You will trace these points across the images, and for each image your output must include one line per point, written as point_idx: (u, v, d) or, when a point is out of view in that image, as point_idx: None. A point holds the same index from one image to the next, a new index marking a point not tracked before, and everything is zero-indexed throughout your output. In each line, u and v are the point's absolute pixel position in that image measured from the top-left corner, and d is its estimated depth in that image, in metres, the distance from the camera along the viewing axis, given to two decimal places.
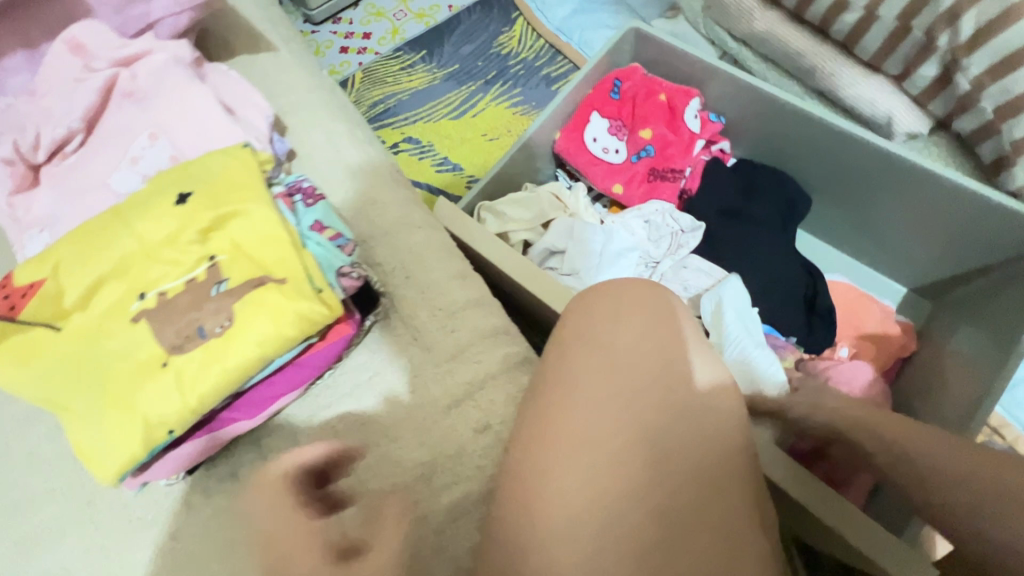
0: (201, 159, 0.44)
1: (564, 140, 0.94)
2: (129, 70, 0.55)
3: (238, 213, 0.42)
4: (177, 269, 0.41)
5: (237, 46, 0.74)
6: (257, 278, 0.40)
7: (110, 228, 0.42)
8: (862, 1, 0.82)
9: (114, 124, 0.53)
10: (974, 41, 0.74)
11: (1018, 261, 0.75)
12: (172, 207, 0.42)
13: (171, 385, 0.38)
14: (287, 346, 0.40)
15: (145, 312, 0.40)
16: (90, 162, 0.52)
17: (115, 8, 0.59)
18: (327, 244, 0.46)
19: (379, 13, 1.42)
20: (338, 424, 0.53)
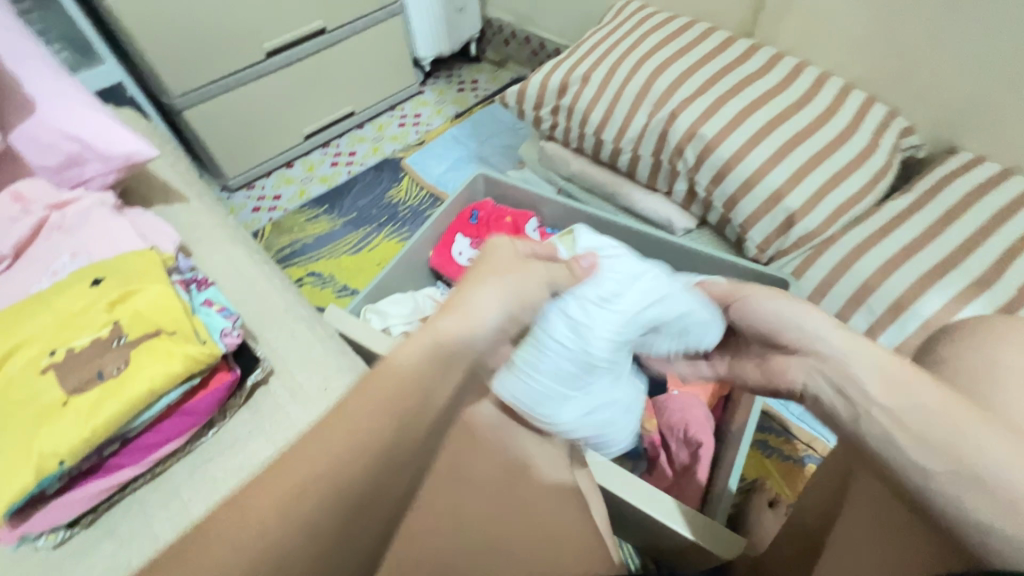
0: (117, 258, 0.60)
1: (437, 257, 1.18)
2: (60, 212, 0.71)
3: (141, 289, 0.56)
4: (84, 330, 0.52)
5: (154, 198, 0.93)
6: (153, 331, 0.53)
7: (28, 308, 0.54)
8: (629, 147, 1.19)
9: (41, 249, 0.67)
10: (698, 164, 1.09)
11: None
12: (86, 288, 0.55)
13: (68, 418, 0.48)
14: (174, 382, 0.52)
15: (53, 364, 0.51)
16: (16, 278, 0.65)
17: (56, 172, 0.78)
18: (215, 313, 0.60)
19: (288, 180, 1.71)
20: (216, 474, 0.60)
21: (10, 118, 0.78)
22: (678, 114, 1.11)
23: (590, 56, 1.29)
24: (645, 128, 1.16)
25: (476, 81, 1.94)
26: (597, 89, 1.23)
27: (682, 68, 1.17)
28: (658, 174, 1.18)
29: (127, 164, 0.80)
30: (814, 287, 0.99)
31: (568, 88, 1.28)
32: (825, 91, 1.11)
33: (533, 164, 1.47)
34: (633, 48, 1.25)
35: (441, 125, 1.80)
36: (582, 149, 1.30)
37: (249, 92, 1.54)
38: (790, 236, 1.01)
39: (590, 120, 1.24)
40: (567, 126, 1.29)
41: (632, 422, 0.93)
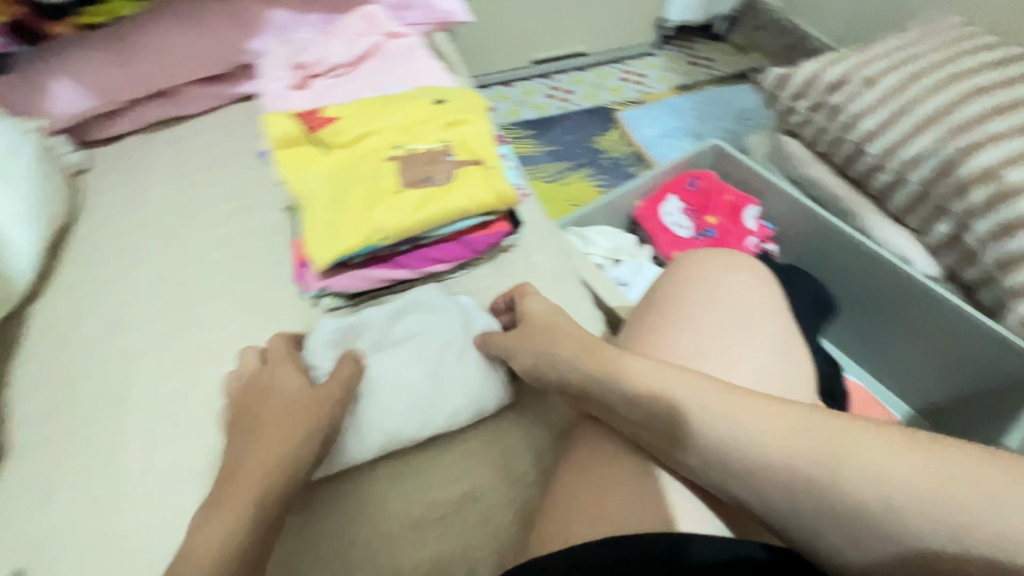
0: (448, 89, 0.65)
1: (643, 208, 1.18)
2: (393, 41, 0.78)
3: (468, 123, 0.61)
4: (423, 139, 0.58)
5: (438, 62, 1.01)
6: (475, 161, 0.58)
7: (385, 103, 0.60)
8: (895, 167, 1.07)
9: (374, 68, 0.76)
10: (981, 209, 0.95)
11: (1014, 389, 0.89)
12: (430, 104, 0.61)
13: (399, 205, 0.54)
14: (481, 210, 0.56)
15: (397, 156, 0.56)
16: (351, 84, 0.74)
17: (390, 8, 0.85)
18: (509, 168, 0.64)
19: (505, 97, 1.78)
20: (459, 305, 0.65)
21: None
22: (982, 148, 0.97)
23: (884, 60, 1.16)
24: (925, 153, 1.03)
25: (711, 60, 1.89)
26: (882, 96, 1.12)
27: (1006, 99, 1.01)
28: (920, 206, 1.05)
29: (444, 21, 0.86)
30: None
31: (843, 87, 1.17)
32: None
33: (758, 156, 1.39)
34: (940, 65, 1.11)
35: (665, 92, 1.79)
36: (831, 155, 1.19)
37: None
38: None
39: (857, 127, 1.13)
40: (825, 124, 1.18)
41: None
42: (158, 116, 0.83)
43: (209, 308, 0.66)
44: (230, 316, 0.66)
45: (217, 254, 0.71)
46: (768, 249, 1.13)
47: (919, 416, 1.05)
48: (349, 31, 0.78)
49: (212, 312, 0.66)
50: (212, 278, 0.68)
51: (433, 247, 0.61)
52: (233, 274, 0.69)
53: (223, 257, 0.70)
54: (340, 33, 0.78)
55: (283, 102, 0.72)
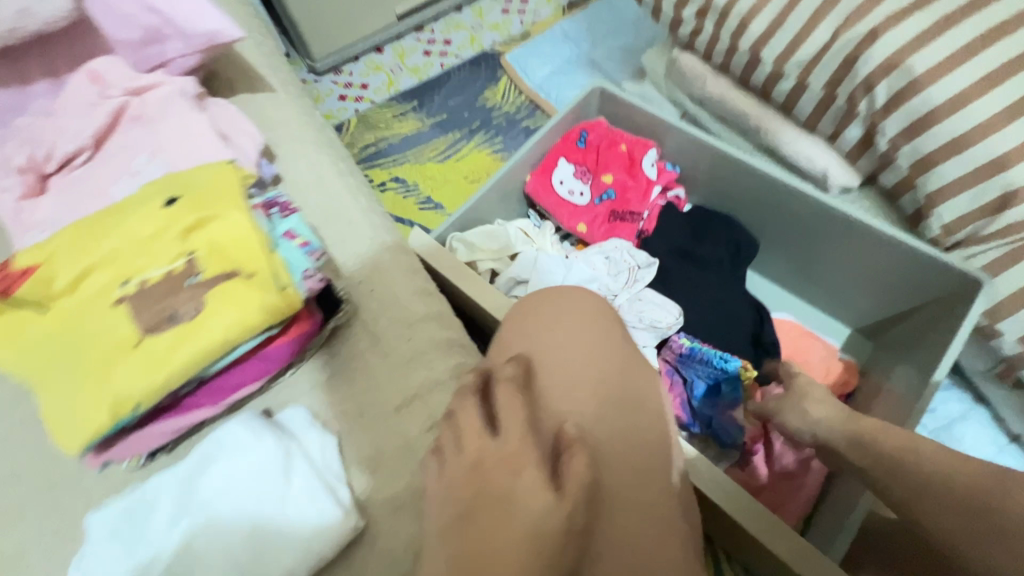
0: (191, 170, 0.51)
1: (533, 182, 1.04)
2: (138, 99, 0.62)
3: (217, 217, 0.48)
4: (157, 261, 0.46)
5: (239, 85, 0.84)
6: (229, 272, 0.46)
7: (105, 221, 0.47)
8: (794, 73, 0.93)
9: (121, 144, 0.60)
10: (888, 107, 0.84)
11: (944, 301, 0.83)
12: (160, 208, 0.48)
13: (141, 362, 0.43)
14: (251, 333, 0.45)
15: (126, 297, 0.45)
16: (95, 175, 0.59)
17: (133, 48, 0.67)
18: (296, 248, 0.53)
19: (377, 67, 1.56)
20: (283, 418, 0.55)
21: None
22: (881, 34, 0.84)
23: None
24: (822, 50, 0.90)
25: None
26: None
27: None
28: (827, 112, 0.93)
29: (208, 46, 0.69)
30: (1012, 292, 0.78)
31: None
32: None
33: (657, 79, 1.23)
34: None
35: (551, 17, 1.57)
36: (727, 67, 1.05)
37: None
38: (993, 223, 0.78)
39: (748, 31, 0.97)
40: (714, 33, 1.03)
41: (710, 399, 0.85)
42: None
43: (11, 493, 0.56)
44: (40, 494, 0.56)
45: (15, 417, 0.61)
46: (675, 197, 1.03)
47: (858, 336, 1.00)
48: (78, 101, 0.61)
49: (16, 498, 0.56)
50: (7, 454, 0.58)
51: (225, 374, 0.50)
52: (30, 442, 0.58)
53: (16, 423, 0.59)
54: (67, 106, 0.61)
55: (15, 221, 0.57)
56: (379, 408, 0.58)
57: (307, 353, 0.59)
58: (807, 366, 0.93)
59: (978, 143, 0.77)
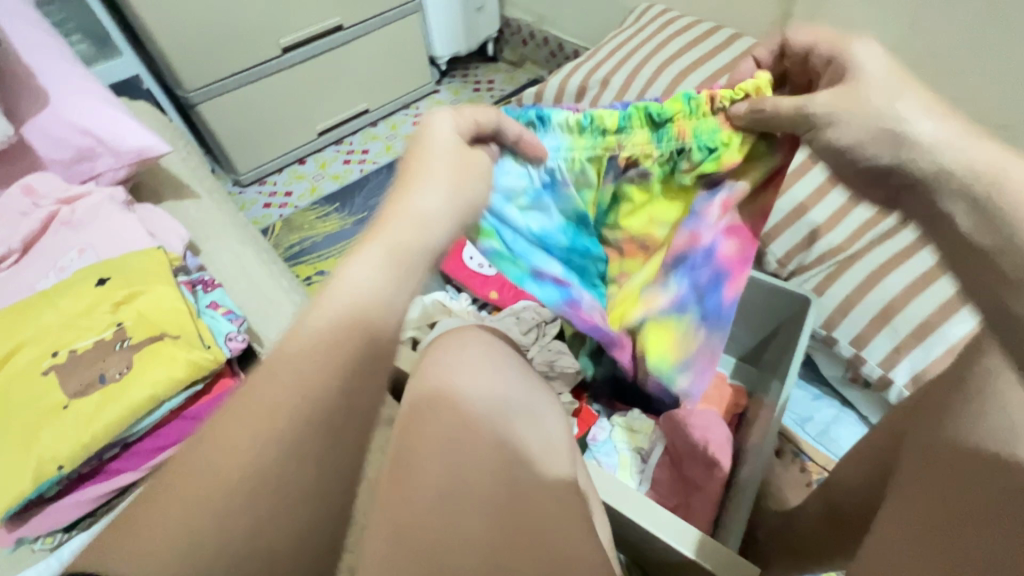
0: (122, 257, 0.62)
1: (447, 260, 1.18)
2: (70, 206, 0.69)
3: (146, 292, 0.58)
4: (88, 333, 0.55)
5: (166, 193, 0.93)
6: (156, 334, 0.55)
7: (39, 308, 0.57)
8: None
9: (50, 245, 0.66)
10: None
11: (792, 320, 0.99)
12: (93, 289, 0.58)
13: (66, 422, 0.50)
14: (176, 389, 0.54)
15: (53, 366, 0.53)
16: (23, 273, 0.64)
17: (65, 165, 0.76)
18: (221, 316, 0.62)
19: (300, 177, 1.71)
20: None
21: (20, 110, 0.75)
22: None
23: (609, 61, 1.26)
24: None
25: (492, 83, 1.96)
26: (617, 94, 1.21)
27: (707, 74, 1.14)
28: None
29: (138, 159, 0.78)
30: (836, 305, 0.96)
31: (586, 93, 1.26)
32: None
33: None
34: (652, 55, 1.23)
35: None
36: None
37: (266, 87, 1.53)
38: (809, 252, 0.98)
39: None
40: None
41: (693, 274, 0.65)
42: None
43: None
44: None
45: None
46: None
47: (742, 362, 1.14)
48: (11, 211, 0.68)
49: None
50: None
51: (151, 436, 0.57)
52: None
53: None
54: None
55: None
56: None
57: None
58: (701, 394, 1.05)
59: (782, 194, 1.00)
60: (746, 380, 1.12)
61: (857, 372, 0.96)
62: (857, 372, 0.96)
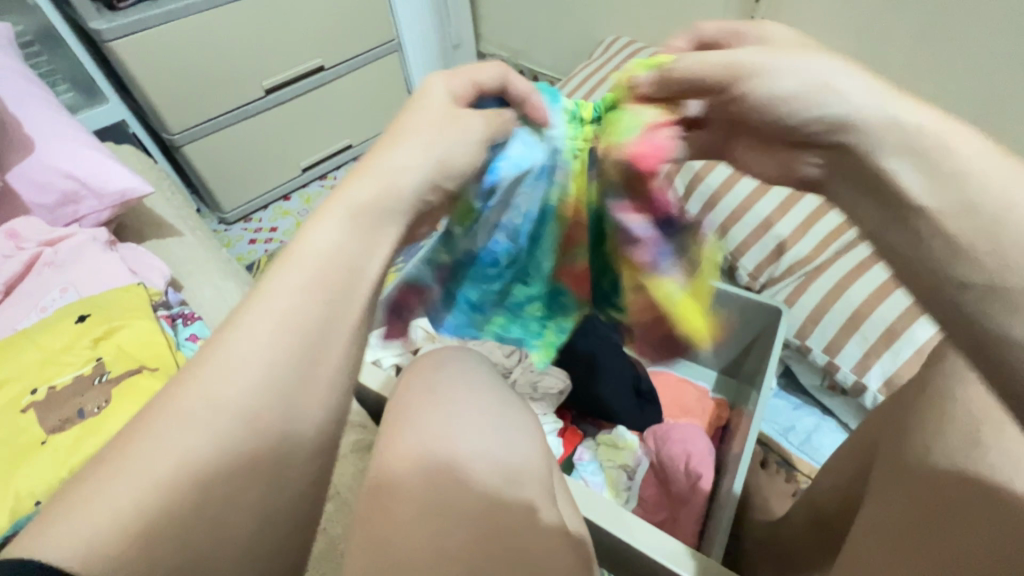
0: (100, 295, 0.65)
1: None
2: (52, 248, 0.71)
3: (126, 328, 0.61)
4: (69, 369, 0.58)
5: (149, 232, 0.95)
6: (134, 368, 0.58)
7: (19, 347, 0.59)
8: None
9: (32, 286, 0.68)
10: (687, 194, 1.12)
11: (766, 331, 1.02)
12: (74, 327, 0.61)
13: (45, 457, 0.52)
14: None
15: (33, 403, 0.56)
16: (3, 315, 0.66)
17: (50, 209, 0.78)
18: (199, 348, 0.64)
19: (286, 212, 1.74)
20: None
21: (6, 157, 0.78)
22: None
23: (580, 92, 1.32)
24: None
25: None
26: None
27: None
28: None
29: (121, 200, 0.81)
30: (806, 315, 0.99)
31: None
32: None
33: None
34: None
35: None
36: None
37: (251, 127, 1.58)
38: (778, 265, 1.02)
39: None
40: None
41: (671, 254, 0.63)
42: None
43: None
44: None
45: None
46: None
47: (722, 375, 1.16)
48: None
49: None
50: None
51: None
52: None
53: None
54: None
55: None
56: None
57: None
58: (683, 409, 1.07)
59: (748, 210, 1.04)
60: (727, 393, 1.14)
61: (833, 378, 0.98)
62: (833, 379, 0.98)
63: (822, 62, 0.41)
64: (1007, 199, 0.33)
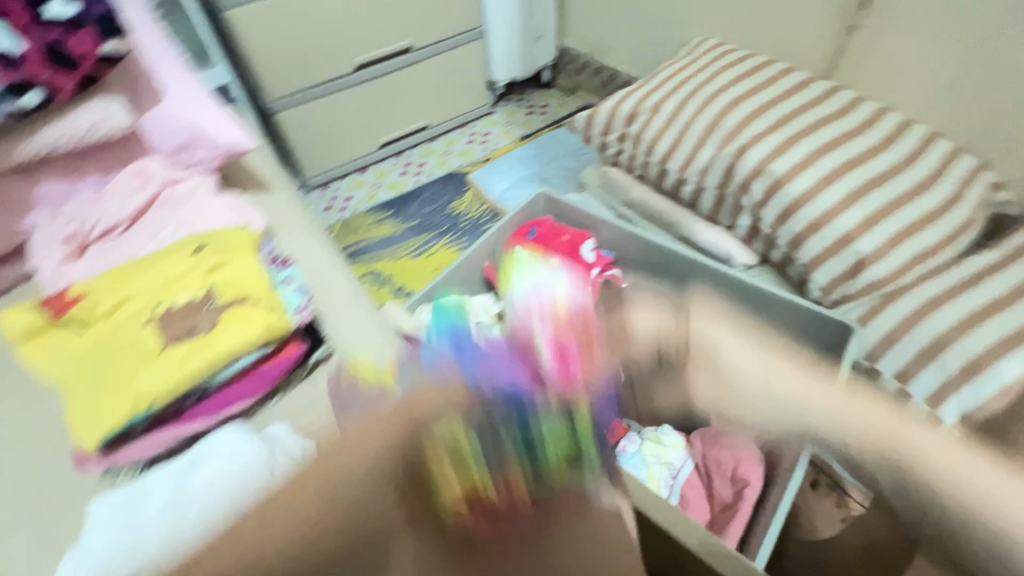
0: (216, 231, 0.72)
1: (492, 266, 1.23)
2: (172, 188, 0.80)
3: (234, 263, 0.67)
4: (184, 292, 0.65)
5: (246, 185, 1.03)
6: (240, 299, 0.64)
7: (146, 269, 0.67)
8: (694, 179, 1.19)
9: (152, 220, 0.76)
10: (764, 200, 1.09)
11: (833, 348, 0.99)
12: (188, 256, 0.68)
13: (160, 366, 0.59)
14: (253, 346, 0.62)
15: (154, 317, 0.63)
16: (125, 243, 0.73)
17: (170, 154, 0.86)
18: (293, 290, 0.69)
19: (360, 184, 1.82)
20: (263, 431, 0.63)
21: (142, 104, 0.88)
22: (748, 149, 1.11)
23: (661, 89, 1.31)
24: (711, 161, 1.16)
25: (545, 107, 2.04)
26: (666, 120, 1.25)
27: (756, 104, 1.16)
28: (722, 207, 1.17)
29: (229, 153, 0.88)
30: (880, 336, 0.95)
31: (637, 117, 1.31)
32: (906, 136, 1.08)
33: (594, 188, 1.47)
34: (704, 84, 1.27)
35: (508, 145, 1.89)
36: (646, 177, 1.31)
37: (338, 100, 1.67)
38: (856, 281, 0.98)
39: (656, 150, 1.25)
40: (633, 153, 1.30)
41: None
42: None
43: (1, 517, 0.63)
44: (28, 522, 0.63)
45: (18, 457, 0.68)
46: (612, 275, 1.22)
47: None
48: (126, 187, 0.79)
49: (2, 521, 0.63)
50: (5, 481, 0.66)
51: (224, 389, 0.63)
52: (45, 465, 0.67)
53: (27, 450, 0.68)
54: (112, 195, 0.78)
55: (55, 276, 0.71)
56: (349, 427, 0.66)
57: (291, 381, 0.69)
58: None
59: (829, 222, 1.01)
60: None
61: (901, 404, 0.93)
62: None
63: (879, 423, 0.47)
64: (987, 495, 0.40)
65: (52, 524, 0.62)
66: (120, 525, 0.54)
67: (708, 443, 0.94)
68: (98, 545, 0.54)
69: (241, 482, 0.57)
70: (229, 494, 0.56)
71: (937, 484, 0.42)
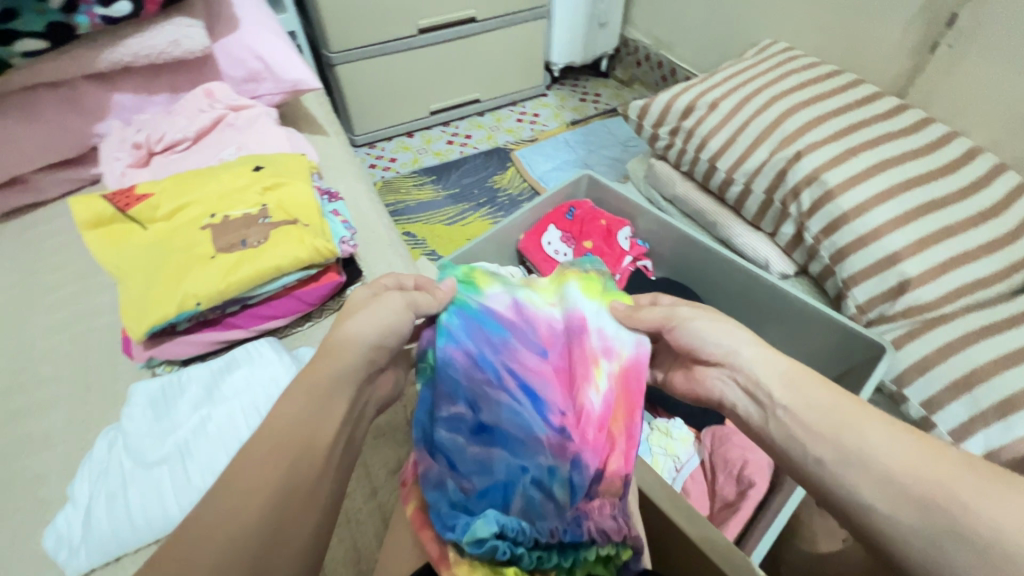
0: (275, 156, 0.75)
1: (526, 240, 1.24)
2: (237, 112, 0.83)
3: (290, 186, 0.70)
4: (240, 206, 0.68)
5: (302, 124, 1.05)
6: (291, 220, 0.67)
7: (208, 179, 0.70)
8: (742, 180, 1.17)
9: (217, 140, 0.80)
10: (812, 209, 1.06)
11: (859, 367, 0.97)
12: (248, 173, 0.71)
13: (210, 268, 0.62)
14: (297, 265, 0.64)
15: (210, 225, 0.66)
16: (191, 157, 0.78)
17: (238, 82, 0.91)
18: (339, 222, 0.73)
19: (406, 147, 1.85)
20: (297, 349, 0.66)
21: (217, 30, 0.91)
22: (803, 156, 1.08)
23: (722, 86, 1.29)
24: (762, 164, 1.14)
25: (599, 95, 2.02)
26: (723, 117, 1.23)
27: (820, 112, 1.13)
28: (767, 213, 1.15)
29: (293, 89, 0.91)
30: (912, 362, 0.92)
31: (692, 112, 1.28)
32: (973, 164, 1.04)
33: (638, 179, 1.47)
34: (767, 87, 1.24)
35: (557, 128, 1.88)
36: (692, 174, 1.29)
37: (396, 61, 1.68)
38: (896, 303, 0.95)
39: (707, 146, 1.23)
40: (683, 147, 1.29)
41: (542, 464, 0.55)
42: (9, 205, 0.87)
43: (46, 392, 0.68)
44: (70, 400, 0.67)
45: (66, 342, 0.73)
46: (644, 266, 1.22)
47: None
48: (195, 104, 0.82)
49: (46, 395, 0.67)
50: (53, 361, 0.70)
51: (266, 303, 0.67)
52: (88, 352, 0.71)
53: (74, 337, 0.73)
54: (182, 110, 0.81)
55: (121, 177, 0.76)
56: None
57: (325, 309, 0.72)
58: None
59: (877, 240, 0.98)
60: None
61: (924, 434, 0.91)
62: None
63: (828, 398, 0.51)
64: (949, 494, 0.41)
65: (92, 405, 0.66)
66: (154, 415, 0.59)
67: (719, 441, 0.94)
68: (131, 427, 0.58)
69: (262, 393, 0.60)
70: (250, 403, 0.59)
71: (870, 464, 0.45)
